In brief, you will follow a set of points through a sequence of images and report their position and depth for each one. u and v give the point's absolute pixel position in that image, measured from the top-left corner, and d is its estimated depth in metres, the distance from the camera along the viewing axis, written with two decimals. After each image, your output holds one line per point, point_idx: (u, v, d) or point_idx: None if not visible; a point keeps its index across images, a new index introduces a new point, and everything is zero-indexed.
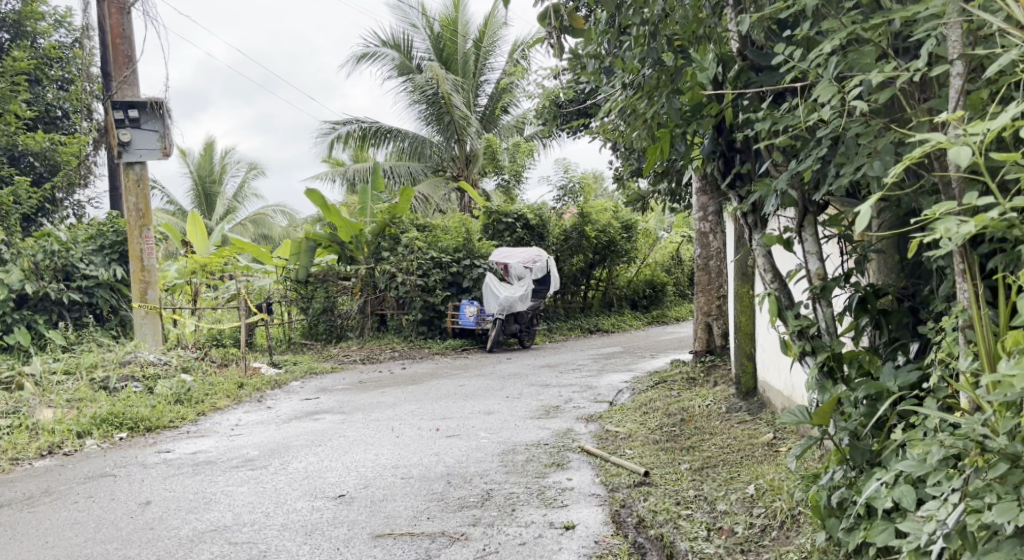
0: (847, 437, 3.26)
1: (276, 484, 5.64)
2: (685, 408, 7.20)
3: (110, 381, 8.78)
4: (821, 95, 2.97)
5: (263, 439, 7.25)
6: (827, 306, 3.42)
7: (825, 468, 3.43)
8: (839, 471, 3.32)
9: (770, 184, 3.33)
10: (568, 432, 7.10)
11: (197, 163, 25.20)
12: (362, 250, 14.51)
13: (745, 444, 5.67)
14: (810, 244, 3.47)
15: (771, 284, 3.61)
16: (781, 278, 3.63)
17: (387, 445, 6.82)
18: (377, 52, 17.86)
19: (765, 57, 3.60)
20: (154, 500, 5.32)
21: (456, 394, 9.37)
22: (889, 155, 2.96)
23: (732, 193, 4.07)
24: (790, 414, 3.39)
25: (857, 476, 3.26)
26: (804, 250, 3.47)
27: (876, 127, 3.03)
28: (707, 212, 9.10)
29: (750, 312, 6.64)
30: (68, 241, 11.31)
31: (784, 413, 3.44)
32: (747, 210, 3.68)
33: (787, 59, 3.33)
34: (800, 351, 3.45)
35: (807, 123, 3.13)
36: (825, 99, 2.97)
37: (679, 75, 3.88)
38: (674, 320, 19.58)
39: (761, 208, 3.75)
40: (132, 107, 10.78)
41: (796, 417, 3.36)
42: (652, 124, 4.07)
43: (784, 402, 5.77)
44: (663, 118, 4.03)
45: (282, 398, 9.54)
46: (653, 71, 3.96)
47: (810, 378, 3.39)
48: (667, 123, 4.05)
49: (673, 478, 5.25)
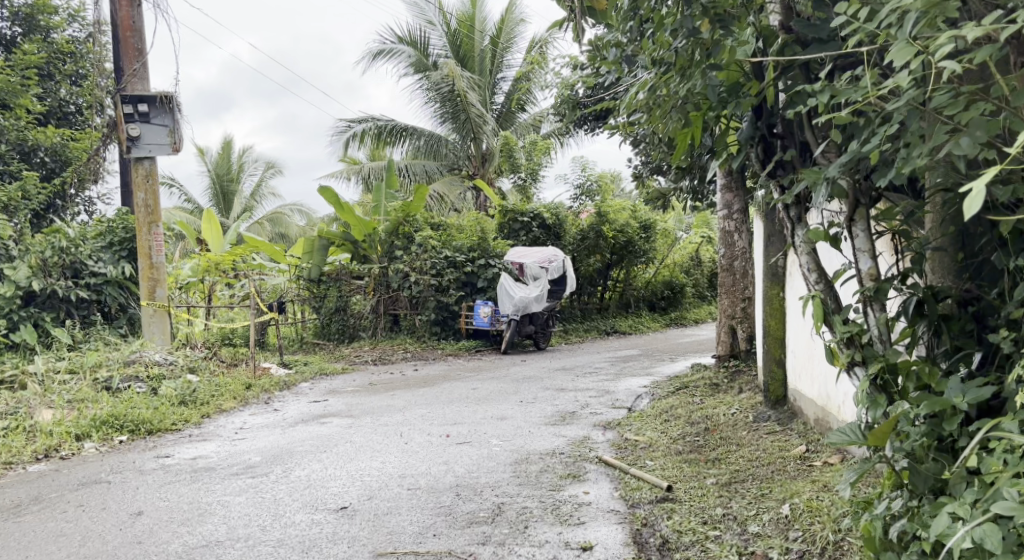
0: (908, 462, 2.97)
1: (276, 494, 5.32)
2: (709, 417, 6.85)
3: (113, 381, 8.49)
4: (896, 58, 2.65)
5: (267, 444, 6.93)
6: (880, 311, 3.11)
7: (880, 495, 3.15)
8: (899, 500, 3.02)
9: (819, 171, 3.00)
10: (586, 440, 6.76)
11: (215, 162, 25.04)
12: (376, 249, 14.21)
13: (775, 457, 5.32)
14: (862, 242, 3.18)
15: (815, 285, 3.28)
16: (827, 278, 3.30)
17: (395, 452, 6.50)
18: (394, 49, 17.59)
19: (812, 29, 3.27)
20: (146, 510, 5.00)
21: (469, 398, 9.03)
22: (980, 129, 2.66)
23: (772, 183, 3.69)
24: (840, 434, 3.08)
25: (920, 505, 2.98)
26: (854, 247, 3.18)
27: (962, 96, 2.70)
28: (733, 210, 8.76)
29: (781, 316, 6.28)
30: (76, 237, 11.04)
31: (832, 433, 3.14)
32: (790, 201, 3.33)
33: (850, 19, 2.98)
34: (849, 360, 3.17)
35: (877, 93, 2.77)
36: (901, 64, 2.63)
37: (716, 49, 3.60)
38: (692, 322, 19.17)
39: (804, 200, 3.40)
40: (142, 101, 10.52)
41: (848, 437, 3.06)
42: (685, 106, 3.76)
43: (821, 413, 5.43)
44: (697, 97, 3.76)
45: (290, 400, 9.24)
46: (686, 43, 3.65)
47: (861, 391, 3.09)
48: (701, 103, 3.79)
49: (699, 493, 4.91)
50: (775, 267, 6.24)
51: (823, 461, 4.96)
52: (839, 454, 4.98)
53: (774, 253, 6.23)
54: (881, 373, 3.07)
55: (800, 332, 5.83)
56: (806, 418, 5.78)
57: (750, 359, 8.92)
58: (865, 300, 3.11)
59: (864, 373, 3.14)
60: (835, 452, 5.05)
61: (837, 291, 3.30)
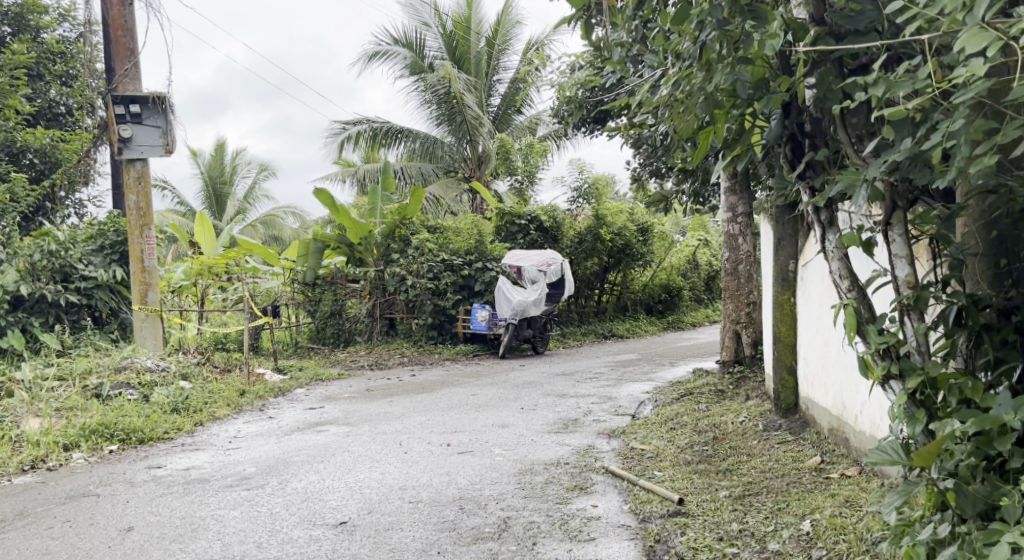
0: (955, 482, 3.09)
1: (272, 508, 5.12)
2: (717, 425, 6.68)
3: (103, 389, 8.27)
4: (967, 44, 2.53)
5: (262, 453, 6.72)
6: (917, 321, 3.28)
7: (925, 514, 3.29)
8: (946, 523, 3.15)
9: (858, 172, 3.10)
10: (591, 449, 6.58)
11: (208, 164, 24.82)
12: (372, 253, 13.97)
13: (789, 468, 5.15)
14: (898, 248, 3.34)
15: (849, 293, 3.43)
16: (860, 286, 3.45)
17: (394, 462, 6.30)
18: (390, 50, 17.41)
19: (850, 20, 3.26)
20: (136, 526, 4.79)
21: (469, 404, 8.84)
22: None
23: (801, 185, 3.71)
24: (882, 453, 3.27)
25: (968, 527, 3.10)
26: (892, 252, 3.33)
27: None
28: (737, 213, 8.59)
29: (792, 321, 6.11)
30: (66, 240, 10.83)
31: (873, 450, 3.33)
32: (824, 206, 3.48)
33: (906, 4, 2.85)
34: (885, 372, 3.34)
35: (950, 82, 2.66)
36: (979, 49, 2.50)
37: (747, 42, 3.44)
38: (690, 326, 18.98)
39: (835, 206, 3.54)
40: (134, 102, 10.32)
41: (891, 456, 3.24)
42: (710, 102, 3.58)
43: (836, 421, 5.26)
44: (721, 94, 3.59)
45: (286, 406, 9.03)
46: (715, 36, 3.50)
47: (899, 407, 3.28)
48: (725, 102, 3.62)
49: (713, 507, 4.73)
50: (786, 271, 6.07)
51: (840, 473, 4.79)
52: (857, 466, 4.81)
53: (784, 257, 6.06)
54: (922, 388, 3.25)
55: (813, 339, 5.66)
56: (818, 428, 5.62)
57: (755, 365, 8.74)
58: (902, 308, 3.29)
59: (903, 386, 3.31)
60: (852, 464, 4.88)
61: (870, 299, 3.45)
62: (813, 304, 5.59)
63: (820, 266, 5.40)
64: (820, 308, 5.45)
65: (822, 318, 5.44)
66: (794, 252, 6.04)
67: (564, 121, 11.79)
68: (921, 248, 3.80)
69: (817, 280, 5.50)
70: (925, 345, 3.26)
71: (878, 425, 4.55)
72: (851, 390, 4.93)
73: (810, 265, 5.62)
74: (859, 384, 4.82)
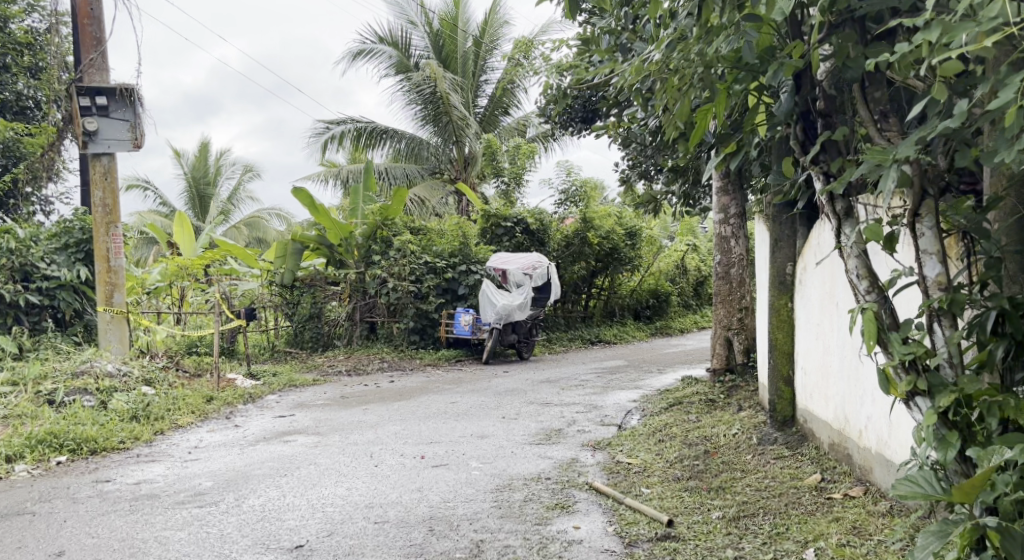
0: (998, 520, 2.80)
1: (223, 529, 4.71)
2: (707, 438, 6.27)
3: (58, 395, 7.81)
4: None
5: (222, 466, 6.28)
6: (948, 327, 3.05)
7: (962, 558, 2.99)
8: None
9: (887, 151, 2.84)
10: (574, 463, 6.16)
11: (191, 164, 24.36)
12: (352, 254, 13.51)
13: (786, 487, 4.74)
14: (928, 242, 3.11)
15: (868, 296, 3.24)
16: (881, 288, 3.25)
17: (363, 476, 5.88)
18: (374, 49, 16.99)
19: None
20: (68, 550, 4.39)
21: (448, 413, 8.41)
22: None
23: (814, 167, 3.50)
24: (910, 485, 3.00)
25: None
26: (922, 246, 3.11)
27: None
28: (729, 214, 8.21)
29: (790, 328, 5.69)
30: (27, 238, 10.37)
31: (901, 484, 3.06)
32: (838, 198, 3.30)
33: None
34: (911, 388, 3.11)
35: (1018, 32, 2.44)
36: None
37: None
38: (678, 332, 18.60)
39: (852, 199, 3.35)
40: (101, 94, 9.85)
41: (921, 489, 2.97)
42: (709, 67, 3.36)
43: (836, 436, 4.87)
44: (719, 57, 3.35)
45: (254, 414, 8.59)
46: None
47: (929, 427, 3.03)
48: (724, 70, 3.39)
49: (704, 530, 4.34)
50: (783, 273, 5.65)
51: (843, 493, 4.38)
52: (862, 486, 4.41)
53: (782, 259, 5.64)
54: (955, 407, 3.01)
55: (811, 347, 5.25)
56: (817, 443, 5.20)
57: (747, 373, 8.32)
58: (931, 314, 3.07)
59: (932, 403, 3.06)
60: (856, 484, 4.47)
61: (891, 303, 3.24)
62: (814, 310, 5.18)
63: (822, 268, 5.00)
64: (821, 314, 5.04)
65: (822, 324, 5.03)
66: (792, 253, 5.61)
67: (551, 119, 11.41)
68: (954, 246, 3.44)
69: (819, 284, 5.09)
70: (958, 357, 3.03)
71: (886, 443, 4.15)
72: (856, 403, 4.53)
73: (811, 267, 5.21)
74: (865, 396, 4.41)
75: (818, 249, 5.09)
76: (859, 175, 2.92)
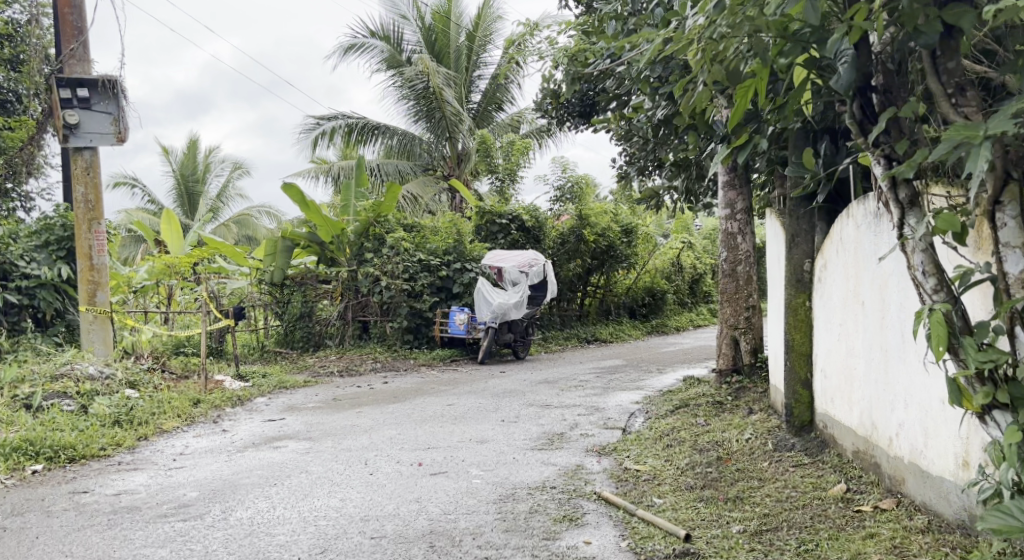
0: None
1: (208, 546, 4.42)
2: (719, 443, 5.97)
3: (34, 399, 7.48)
4: None
5: (208, 475, 5.97)
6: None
7: None
8: None
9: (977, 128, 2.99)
10: (579, 470, 5.87)
11: (180, 162, 23.96)
12: (344, 252, 13.16)
13: (810, 497, 4.42)
14: (1009, 234, 3.28)
15: (936, 295, 3.39)
16: (948, 285, 3.41)
17: (357, 486, 5.58)
18: (365, 43, 16.66)
19: None
20: None
21: (444, 416, 8.11)
22: None
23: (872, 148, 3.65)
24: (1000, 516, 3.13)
25: None
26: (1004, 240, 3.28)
27: None
28: (736, 210, 7.94)
29: (807, 328, 5.37)
30: (5, 235, 10.04)
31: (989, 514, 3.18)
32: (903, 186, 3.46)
33: None
34: (986, 400, 3.29)
35: None
36: None
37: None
38: (674, 331, 18.30)
39: (915, 190, 3.50)
40: (82, 85, 9.50)
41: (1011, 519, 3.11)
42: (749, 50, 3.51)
43: (858, 442, 4.58)
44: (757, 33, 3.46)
45: (243, 418, 8.27)
46: None
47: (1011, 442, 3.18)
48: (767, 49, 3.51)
49: (726, 546, 4.03)
50: (800, 270, 5.35)
51: (872, 505, 4.09)
52: (892, 498, 4.12)
53: (799, 255, 5.35)
54: None
55: (832, 348, 4.95)
56: (838, 449, 4.89)
57: (754, 375, 8.02)
58: (1011, 318, 3.25)
59: (1013, 415, 3.24)
60: (885, 495, 4.18)
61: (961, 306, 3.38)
62: (835, 308, 4.88)
63: (846, 264, 4.69)
64: (843, 312, 4.74)
65: (845, 324, 4.73)
66: (809, 249, 5.33)
67: (547, 114, 11.11)
68: (984, 235, 3.48)
69: (841, 281, 4.78)
70: None
71: (921, 451, 3.88)
72: (884, 408, 4.23)
73: (832, 262, 4.90)
74: (896, 401, 4.12)
75: (840, 243, 4.78)
76: (940, 155, 3.05)
